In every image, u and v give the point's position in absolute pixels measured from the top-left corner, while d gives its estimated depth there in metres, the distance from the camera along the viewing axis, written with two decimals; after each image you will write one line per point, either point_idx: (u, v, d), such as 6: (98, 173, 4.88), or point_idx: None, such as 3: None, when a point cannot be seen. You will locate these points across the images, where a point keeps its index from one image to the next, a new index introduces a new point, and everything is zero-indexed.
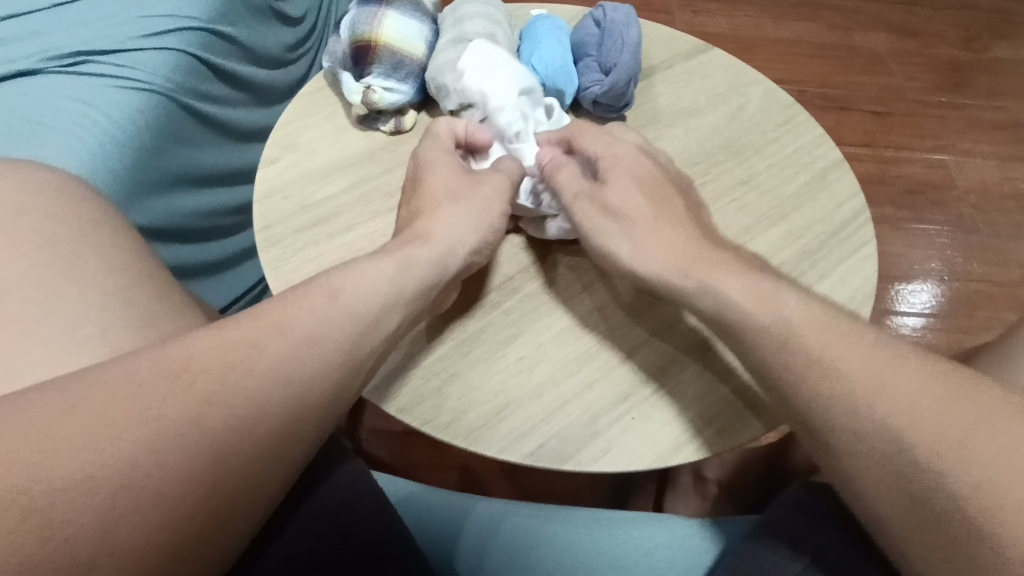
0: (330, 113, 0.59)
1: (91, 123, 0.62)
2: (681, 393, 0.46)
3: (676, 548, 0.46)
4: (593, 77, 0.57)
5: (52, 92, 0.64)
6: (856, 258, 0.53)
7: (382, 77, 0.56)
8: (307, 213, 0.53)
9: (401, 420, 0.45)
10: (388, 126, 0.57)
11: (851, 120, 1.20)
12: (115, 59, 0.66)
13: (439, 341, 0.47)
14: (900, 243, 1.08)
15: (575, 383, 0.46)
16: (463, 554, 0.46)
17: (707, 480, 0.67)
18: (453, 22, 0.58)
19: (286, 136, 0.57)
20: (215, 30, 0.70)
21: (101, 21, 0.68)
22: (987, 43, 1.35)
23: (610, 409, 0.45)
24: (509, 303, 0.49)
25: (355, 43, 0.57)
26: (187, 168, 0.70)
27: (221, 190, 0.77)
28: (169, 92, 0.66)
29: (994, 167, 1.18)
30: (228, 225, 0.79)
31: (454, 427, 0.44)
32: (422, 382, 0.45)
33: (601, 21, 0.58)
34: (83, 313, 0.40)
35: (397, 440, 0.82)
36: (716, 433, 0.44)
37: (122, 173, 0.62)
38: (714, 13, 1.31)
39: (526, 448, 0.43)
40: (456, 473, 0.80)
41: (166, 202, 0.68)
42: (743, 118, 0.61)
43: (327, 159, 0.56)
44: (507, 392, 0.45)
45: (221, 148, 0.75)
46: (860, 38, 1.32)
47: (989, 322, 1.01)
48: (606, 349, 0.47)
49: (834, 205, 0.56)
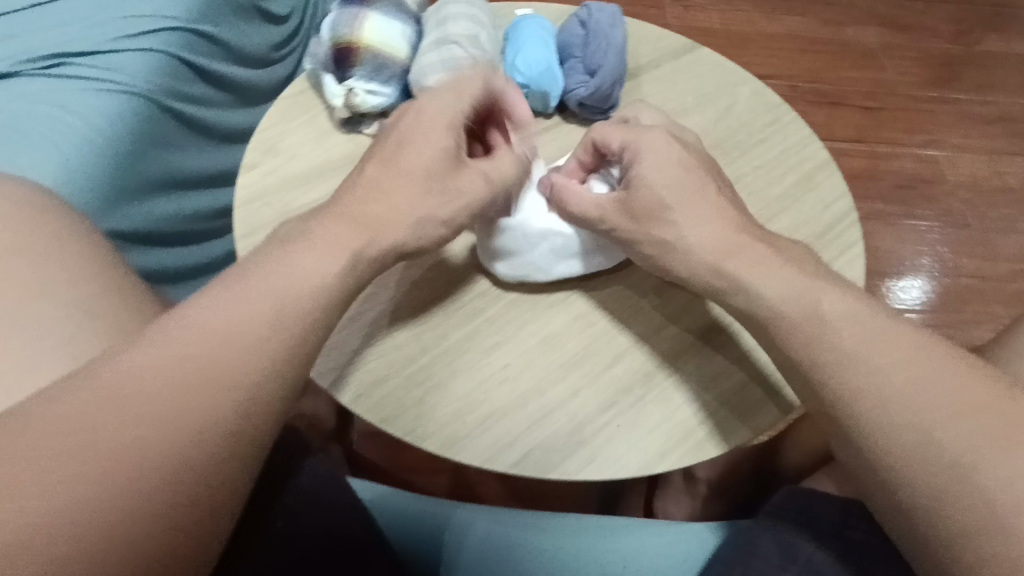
0: (313, 115, 0.58)
1: (70, 128, 0.61)
2: (668, 398, 0.45)
3: (666, 558, 0.45)
4: (577, 78, 0.56)
5: (30, 96, 0.63)
6: (841, 261, 0.53)
7: (363, 80, 0.55)
8: (289, 220, 0.52)
9: (384, 431, 0.44)
10: (372, 129, 0.56)
11: (841, 115, 1.20)
12: (95, 61, 0.65)
13: (421, 349, 0.47)
14: (891, 239, 1.08)
15: (560, 390, 0.46)
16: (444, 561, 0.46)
17: (696, 480, 0.66)
18: (436, 23, 0.57)
19: (267, 141, 0.56)
20: (196, 30, 0.69)
21: (78, 22, 0.67)
22: (979, 36, 1.35)
23: (595, 417, 0.45)
24: (493, 309, 0.49)
25: (337, 45, 0.57)
26: (168, 172, 0.68)
27: (205, 193, 0.76)
28: (150, 95, 0.65)
29: (984, 162, 1.18)
30: (211, 229, 0.78)
31: (438, 436, 0.43)
32: (406, 392, 0.45)
33: (586, 22, 0.58)
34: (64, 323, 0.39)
35: (390, 445, 0.82)
36: (703, 438, 0.44)
37: (99, 178, 0.61)
38: (706, 9, 1.30)
39: (510, 457, 0.43)
40: (448, 476, 0.80)
41: (146, 208, 0.66)
42: (731, 118, 0.60)
43: (308, 165, 0.55)
44: (492, 401, 0.45)
45: (205, 151, 0.75)
46: (852, 32, 1.32)
47: (980, 318, 1.01)
48: (591, 355, 0.47)
49: (815, 211, 0.55)
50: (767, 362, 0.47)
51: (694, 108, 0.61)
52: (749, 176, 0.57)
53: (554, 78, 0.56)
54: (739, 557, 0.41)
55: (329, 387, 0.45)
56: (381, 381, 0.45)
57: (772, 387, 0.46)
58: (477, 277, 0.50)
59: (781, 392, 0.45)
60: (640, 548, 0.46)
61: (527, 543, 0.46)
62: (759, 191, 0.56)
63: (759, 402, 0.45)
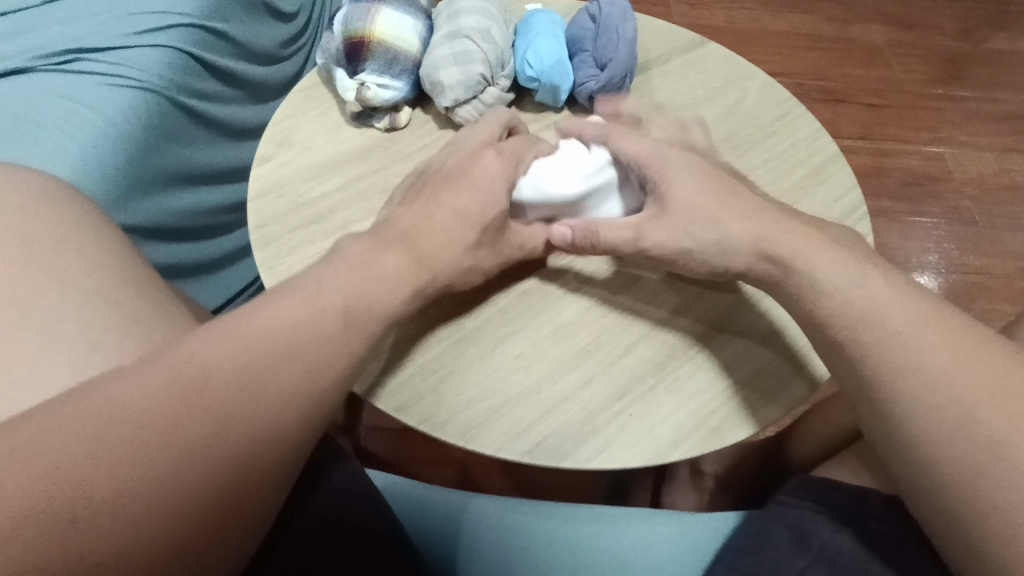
0: (325, 109, 0.58)
1: (84, 123, 0.62)
2: (680, 389, 0.46)
3: (679, 545, 0.45)
4: (588, 72, 0.57)
5: (44, 91, 0.63)
6: None
7: (375, 74, 0.56)
8: (303, 212, 0.52)
9: (398, 420, 0.44)
10: (383, 122, 0.57)
11: (848, 112, 1.20)
12: (107, 57, 0.65)
13: (434, 340, 0.47)
14: (898, 236, 1.08)
15: (572, 380, 0.46)
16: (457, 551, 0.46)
17: (704, 475, 0.66)
18: (448, 17, 0.57)
19: (280, 134, 0.57)
20: (208, 27, 0.70)
21: (91, 18, 0.67)
22: (985, 34, 1.35)
23: (608, 406, 0.45)
24: (505, 301, 0.49)
25: (349, 39, 0.57)
26: (180, 167, 0.69)
27: (215, 189, 0.76)
28: (162, 90, 0.66)
29: (991, 159, 1.18)
30: (221, 224, 0.78)
31: (451, 425, 0.44)
32: (420, 382, 0.45)
33: (597, 15, 0.58)
34: (82, 313, 0.40)
35: (396, 436, 0.82)
36: (715, 428, 0.44)
37: (113, 172, 0.61)
38: (712, 7, 1.31)
39: (525, 445, 0.43)
40: (456, 470, 0.80)
41: (159, 202, 0.67)
42: (740, 112, 0.61)
43: (321, 157, 0.56)
44: (505, 390, 0.45)
45: (216, 146, 0.75)
46: (857, 30, 1.32)
47: (987, 314, 1.01)
48: (603, 346, 0.47)
49: (826, 205, 0.55)
50: (778, 352, 0.47)
51: (704, 102, 0.61)
52: (759, 170, 0.57)
53: (564, 71, 0.56)
54: (752, 545, 0.41)
55: None
56: (394, 369, 0.46)
57: (780, 382, 0.46)
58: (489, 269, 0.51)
59: (808, 368, 0.46)
60: (652, 538, 0.46)
61: (539, 533, 0.47)
62: (769, 184, 0.56)
63: (786, 378, 0.46)
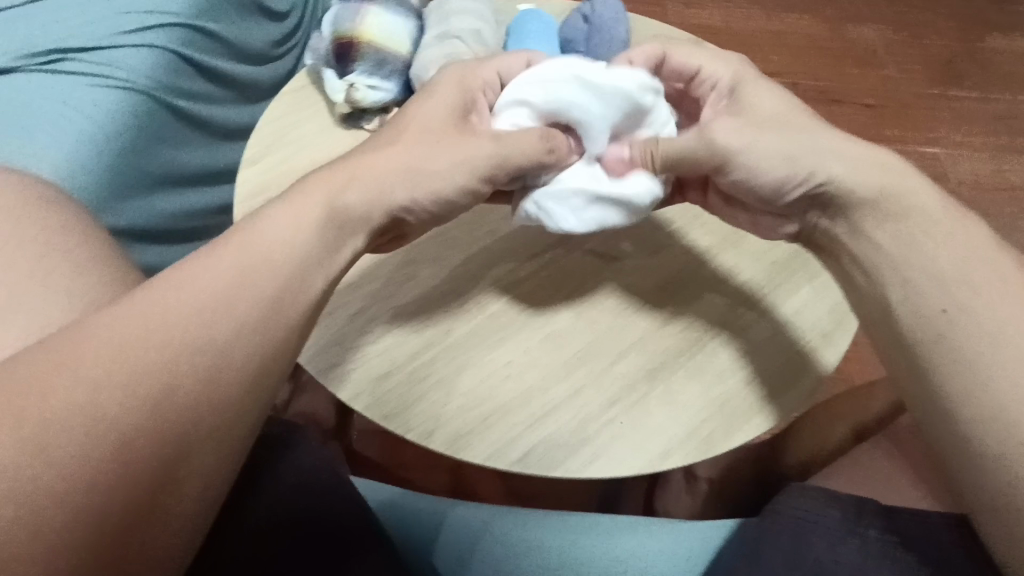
0: (313, 111, 0.58)
1: (69, 124, 0.61)
2: (671, 396, 0.45)
3: (669, 554, 0.45)
4: None
5: (28, 91, 0.62)
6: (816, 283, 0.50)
7: (365, 75, 0.55)
8: None
9: (385, 428, 0.44)
10: (373, 124, 0.56)
11: (843, 112, 1.19)
12: (94, 57, 0.64)
13: (424, 345, 0.47)
14: None
15: (561, 388, 0.45)
16: (436, 553, 0.46)
17: (697, 479, 0.66)
18: (438, 18, 0.57)
19: (267, 136, 0.56)
20: (197, 26, 0.69)
21: (78, 17, 0.66)
22: (981, 34, 1.35)
23: (598, 415, 0.44)
24: (495, 306, 0.49)
25: (339, 40, 0.57)
26: (168, 169, 0.68)
27: (205, 190, 0.75)
28: (149, 91, 0.65)
29: (986, 159, 1.17)
30: (211, 226, 0.77)
31: (439, 433, 0.43)
32: (407, 389, 0.45)
33: (590, 16, 0.57)
34: (56, 319, 0.39)
35: (389, 441, 0.81)
36: (706, 437, 0.44)
37: (98, 173, 0.60)
38: (707, 6, 1.30)
39: (514, 455, 0.43)
40: (447, 475, 0.79)
41: (145, 204, 0.66)
42: None
43: (309, 160, 0.55)
44: (493, 398, 0.45)
45: (203, 147, 0.74)
46: (854, 30, 1.31)
47: None
48: (593, 353, 0.47)
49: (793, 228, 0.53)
50: (772, 359, 0.47)
51: None
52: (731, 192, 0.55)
53: None
54: (744, 554, 0.41)
55: (330, 383, 0.45)
56: (382, 378, 0.45)
57: (771, 390, 0.45)
58: (479, 273, 0.50)
59: (807, 367, 0.46)
60: (642, 545, 0.45)
61: (527, 540, 0.46)
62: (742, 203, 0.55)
63: (789, 376, 0.46)
